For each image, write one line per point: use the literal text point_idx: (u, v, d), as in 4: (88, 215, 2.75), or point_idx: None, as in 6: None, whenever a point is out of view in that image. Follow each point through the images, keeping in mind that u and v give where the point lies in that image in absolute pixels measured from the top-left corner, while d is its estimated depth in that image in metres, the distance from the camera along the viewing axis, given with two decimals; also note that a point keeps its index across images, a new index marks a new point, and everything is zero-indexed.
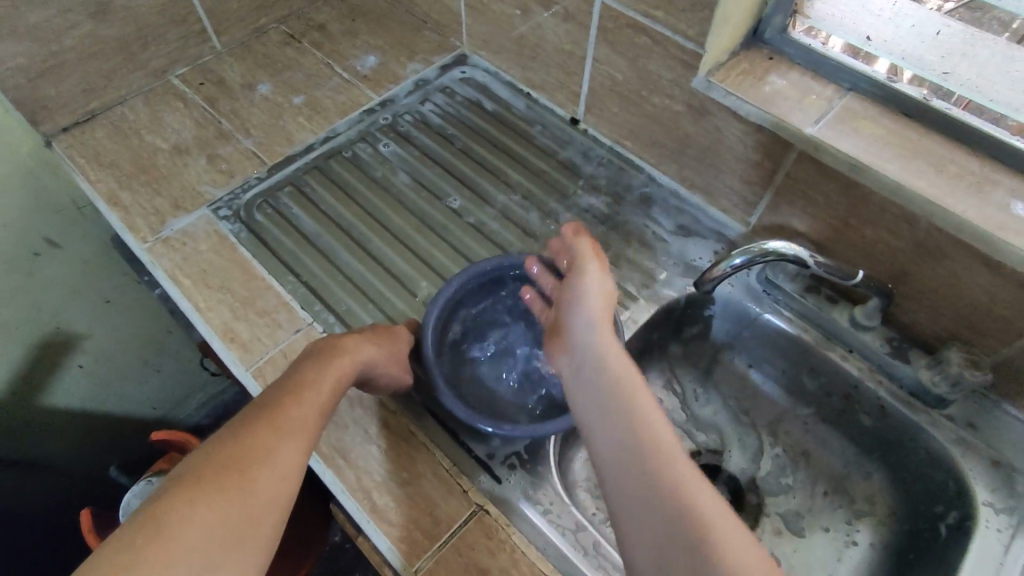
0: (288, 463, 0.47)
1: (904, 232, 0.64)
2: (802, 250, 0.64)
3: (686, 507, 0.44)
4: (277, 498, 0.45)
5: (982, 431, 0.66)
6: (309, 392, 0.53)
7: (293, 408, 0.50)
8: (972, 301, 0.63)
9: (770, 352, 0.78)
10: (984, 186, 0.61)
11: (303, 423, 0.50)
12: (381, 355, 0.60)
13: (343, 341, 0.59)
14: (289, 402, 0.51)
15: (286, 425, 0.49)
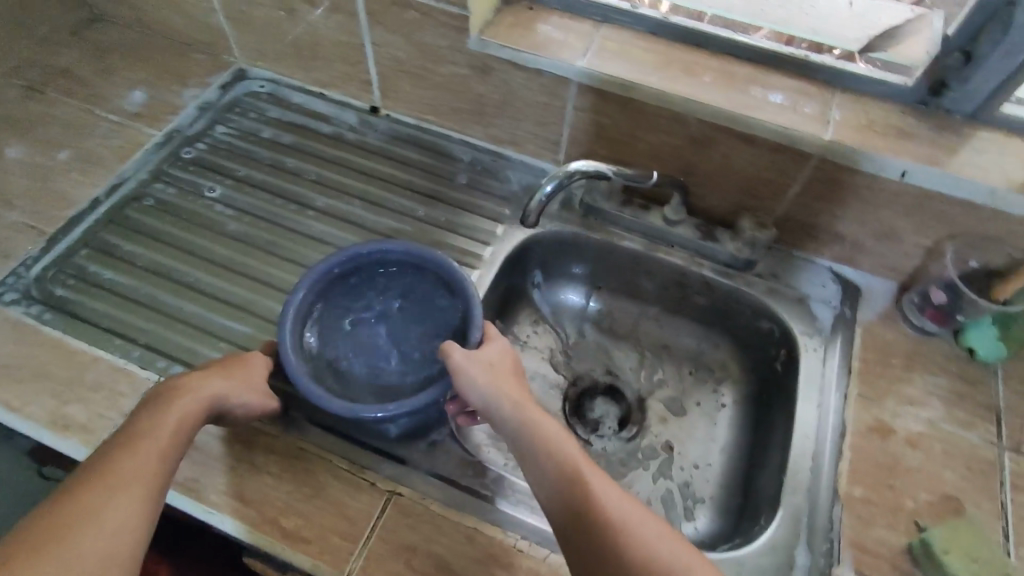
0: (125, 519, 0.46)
1: (678, 132, 0.74)
2: (605, 165, 0.71)
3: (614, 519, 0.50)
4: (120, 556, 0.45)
5: (784, 278, 0.79)
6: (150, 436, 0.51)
7: (129, 460, 0.49)
8: (744, 174, 0.75)
9: (611, 268, 0.86)
10: (724, 78, 0.72)
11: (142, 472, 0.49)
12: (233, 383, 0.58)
13: (185, 381, 0.57)
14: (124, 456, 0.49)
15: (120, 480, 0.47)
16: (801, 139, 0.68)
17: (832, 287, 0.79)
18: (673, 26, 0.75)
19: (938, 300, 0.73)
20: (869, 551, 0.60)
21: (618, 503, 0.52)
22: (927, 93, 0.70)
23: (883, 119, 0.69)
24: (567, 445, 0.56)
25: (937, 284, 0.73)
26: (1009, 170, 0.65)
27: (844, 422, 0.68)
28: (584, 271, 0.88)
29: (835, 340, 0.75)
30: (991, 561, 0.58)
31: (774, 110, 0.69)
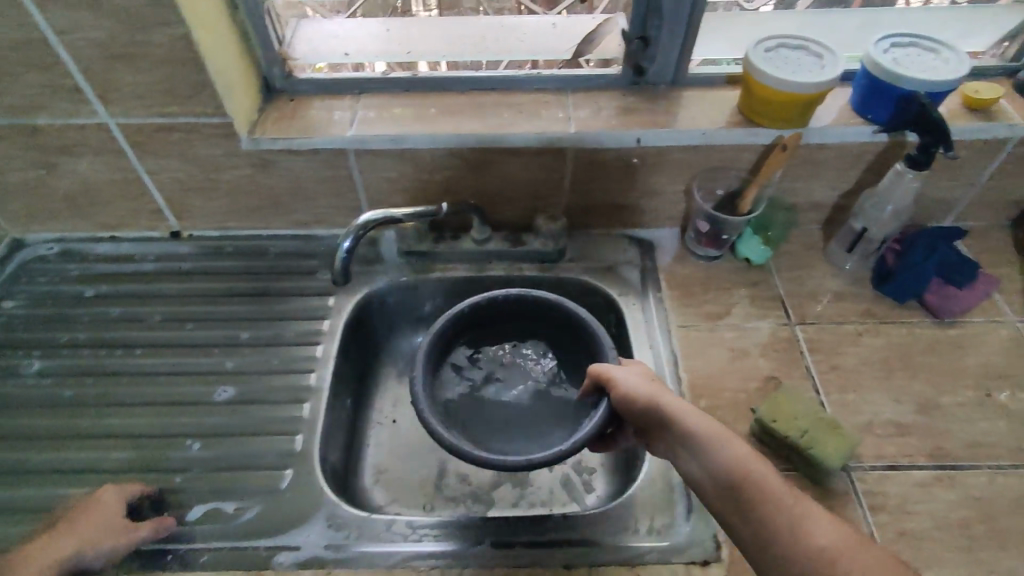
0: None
1: (455, 165, 0.84)
2: (390, 210, 0.78)
3: (810, 546, 0.45)
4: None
5: (591, 255, 0.90)
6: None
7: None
8: (522, 181, 0.85)
9: (448, 300, 0.92)
10: (475, 110, 0.84)
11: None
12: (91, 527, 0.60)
13: (33, 547, 0.58)
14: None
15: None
16: (553, 136, 0.80)
17: (631, 251, 0.91)
18: (418, 79, 0.86)
19: (704, 230, 0.86)
20: None
21: (808, 521, 0.46)
22: (634, 75, 0.85)
23: (608, 104, 0.84)
24: (755, 488, 0.49)
25: (698, 219, 0.86)
26: (707, 115, 0.82)
27: (673, 352, 0.79)
28: (427, 311, 0.93)
29: (645, 290, 0.86)
30: (810, 415, 0.69)
31: (522, 122, 0.81)
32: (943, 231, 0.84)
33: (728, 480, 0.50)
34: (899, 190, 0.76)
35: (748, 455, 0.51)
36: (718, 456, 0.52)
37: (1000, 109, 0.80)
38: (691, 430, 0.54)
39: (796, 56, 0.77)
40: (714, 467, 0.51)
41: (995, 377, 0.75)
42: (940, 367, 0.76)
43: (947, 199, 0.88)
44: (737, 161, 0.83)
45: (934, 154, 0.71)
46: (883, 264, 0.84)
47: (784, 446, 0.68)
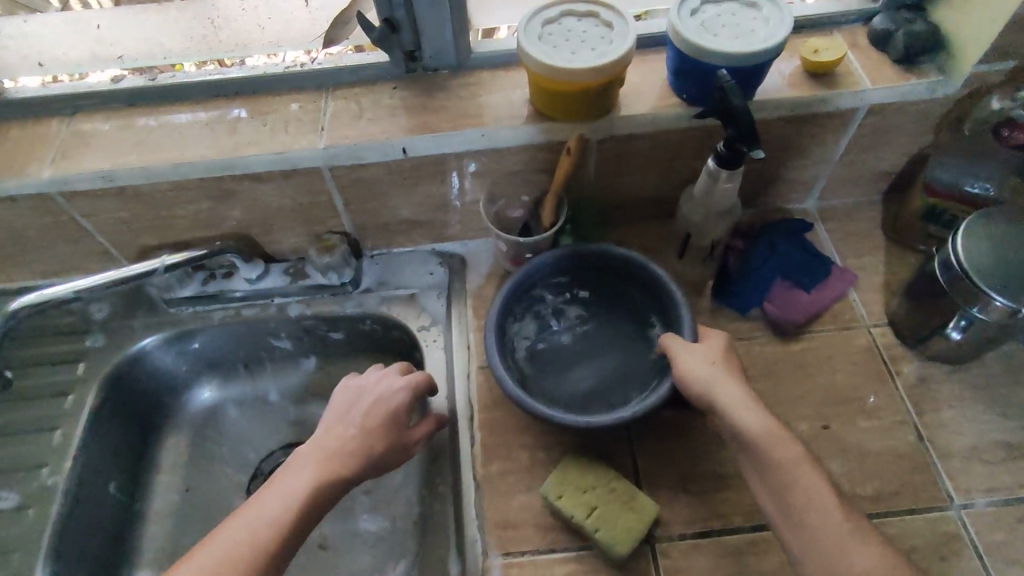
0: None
1: (195, 197, 0.68)
2: (50, 291, 0.59)
3: (807, 508, 0.50)
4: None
5: (390, 281, 0.77)
6: (200, 559, 0.50)
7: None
8: (286, 208, 0.71)
9: (236, 346, 0.79)
10: (210, 126, 0.67)
11: (259, 561, 0.50)
12: (241, 510, 0.54)
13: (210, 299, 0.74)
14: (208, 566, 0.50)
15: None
16: (299, 157, 0.65)
17: (437, 273, 0.77)
18: (152, 87, 0.69)
19: (506, 250, 0.71)
20: (514, 525, 0.59)
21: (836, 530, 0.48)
22: (406, 62, 0.69)
23: (374, 103, 0.68)
24: (778, 454, 0.52)
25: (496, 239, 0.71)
26: (492, 109, 0.66)
27: (470, 403, 0.67)
28: (213, 360, 0.80)
29: (449, 323, 0.73)
30: (603, 487, 0.57)
31: (263, 139, 0.66)
32: (781, 226, 0.73)
33: (763, 439, 0.52)
34: (717, 195, 0.63)
35: (783, 456, 0.52)
36: (745, 418, 0.54)
37: (846, 70, 0.65)
38: (723, 390, 0.55)
39: (581, 28, 0.61)
40: (749, 421, 0.53)
41: (838, 403, 0.64)
42: (777, 395, 0.65)
43: (802, 178, 0.74)
44: (531, 164, 0.69)
45: (742, 152, 0.57)
46: (724, 268, 0.71)
47: (571, 524, 0.57)
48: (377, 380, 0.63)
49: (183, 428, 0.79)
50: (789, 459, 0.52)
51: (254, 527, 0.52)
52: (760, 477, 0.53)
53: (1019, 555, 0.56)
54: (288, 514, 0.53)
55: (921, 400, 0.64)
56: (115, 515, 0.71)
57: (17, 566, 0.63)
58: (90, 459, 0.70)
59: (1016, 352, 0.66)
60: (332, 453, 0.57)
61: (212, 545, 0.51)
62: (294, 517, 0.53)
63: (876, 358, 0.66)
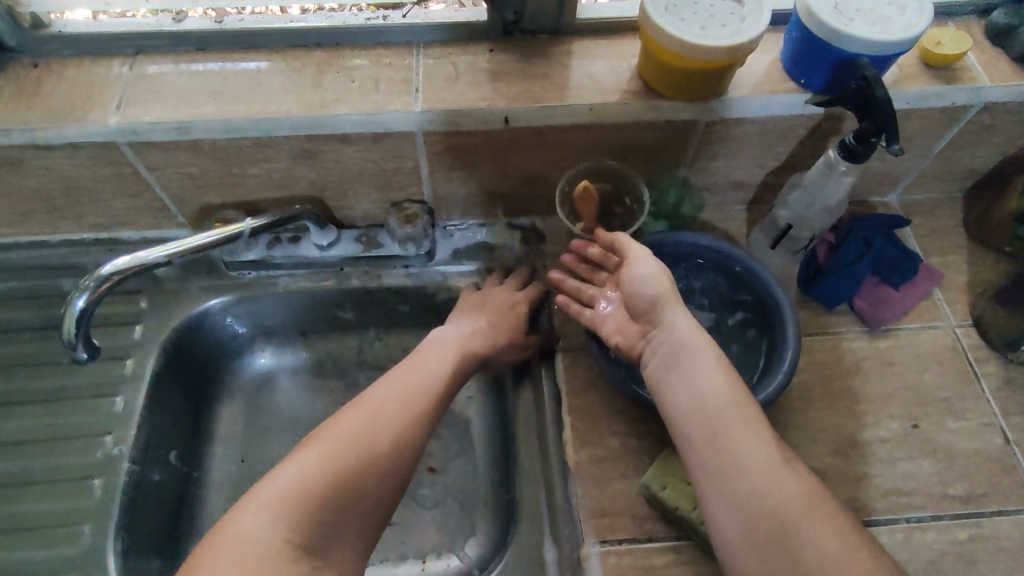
0: (405, 459, 0.54)
1: (273, 156, 0.63)
2: (145, 253, 0.54)
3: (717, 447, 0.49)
4: (354, 551, 0.49)
5: (465, 256, 0.74)
6: (373, 400, 0.56)
7: (355, 419, 0.54)
8: (367, 172, 0.67)
9: (297, 314, 0.76)
10: (293, 79, 0.62)
11: (423, 402, 0.57)
12: (397, 370, 0.60)
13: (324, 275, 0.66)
14: (381, 402, 0.55)
15: (394, 423, 0.54)
16: (393, 119, 0.61)
17: (515, 248, 0.74)
18: (221, 30, 0.63)
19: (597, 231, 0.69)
20: (611, 512, 0.58)
21: (828, 559, 0.43)
22: (506, 23, 0.64)
23: (471, 67, 0.63)
24: (749, 483, 0.46)
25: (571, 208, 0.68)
26: (599, 80, 0.63)
27: (557, 386, 0.65)
28: (272, 327, 0.76)
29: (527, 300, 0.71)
30: None
31: (353, 98, 0.61)
32: (874, 220, 0.72)
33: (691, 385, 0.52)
34: (831, 186, 0.61)
35: (754, 486, 0.46)
36: (730, 432, 0.49)
37: (964, 66, 0.63)
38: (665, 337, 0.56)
39: (708, 1, 0.57)
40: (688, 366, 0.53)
41: (926, 402, 0.64)
42: (867, 392, 0.65)
43: (892, 172, 0.73)
44: (633, 143, 0.65)
45: (874, 145, 0.55)
46: (813, 259, 0.70)
47: (672, 515, 0.56)
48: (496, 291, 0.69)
49: (239, 397, 0.76)
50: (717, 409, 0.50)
51: (415, 380, 0.58)
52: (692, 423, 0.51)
53: None
54: (442, 373, 0.60)
55: (1007, 403, 0.64)
56: (174, 485, 0.68)
57: (84, 540, 0.60)
58: (152, 428, 0.66)
59: None
60: (471, 338, 0.64)
61: (377, 390, 0.57)
62: (447, 377, 0.60)
63: (961, 358, 0.67)
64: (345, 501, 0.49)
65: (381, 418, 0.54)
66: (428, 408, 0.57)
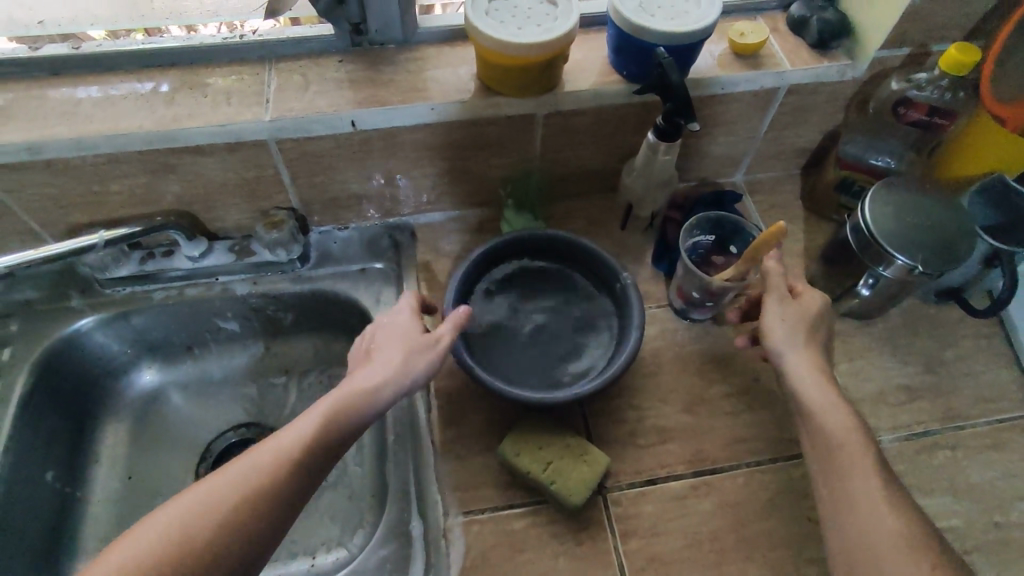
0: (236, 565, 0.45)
1: (131, 170, 0.65)
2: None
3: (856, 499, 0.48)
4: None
5: (341, 258, 0.77)
6: (222, 472, 0.49)
7: (171, 529, 0.45)
8: (230, 182, 0.69)
9: (177, 327, 0.77)
10: (146, 96, 0.65)
11: (274, 475, 0.48)
12: (251, 451, 0.51)
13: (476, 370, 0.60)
14: (206, 502, 0.46)
15: (217, 534, 0.45)
16: (243, 129, 0.64)
17: (388, 248, 0.78)
18: (75, 54, 0.65)
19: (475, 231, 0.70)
20: (473, 484, 0.61)
21: None
22: (352, 35, 0.68)
23: (321, 76, 0.67)
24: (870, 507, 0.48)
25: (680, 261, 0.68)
26: (439, 83, 0.67)
27: None
28: (154, 343, 0.78)
29: (399, 290, 0.75)
30: (558, 443, 0.60)
31: (204, 110, 0.64)
32: (709, 196, 0.76)
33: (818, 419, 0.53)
34: (656, 166, 0.67)
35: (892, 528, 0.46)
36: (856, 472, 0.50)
37: (770, 52, 0.70)
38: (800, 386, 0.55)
39: (527, 4, 0.63)
40: (818, 406, 0.53)
41: (766, 357, 0.70)
42: (713, 353, 0.70)
43: (731, 153, 0.80)
44: (480, 138, 0.70)
45: (681, 123, 0.61)
46: (663, 239, 0.75)
47: (527, 480, 0.60)
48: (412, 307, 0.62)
49: (126, 415, 0.77)
50: (847, 454, 0.50)
51: (266, 462, 0.49)
52: (822, 467, 0.52)
53: (918, 482, 0.63)
54: (295, 452, 0.50)
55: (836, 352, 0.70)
56: (51, 506, 0.68)
57: None
58: (21, 452, 0.66)
59: (917, 306, 0.73)
60: (346, 401, 0.53)
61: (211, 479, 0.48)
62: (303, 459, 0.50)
63: None
64: None
65: (220, 498, 0.47)
66: (284, 478, 0.49)
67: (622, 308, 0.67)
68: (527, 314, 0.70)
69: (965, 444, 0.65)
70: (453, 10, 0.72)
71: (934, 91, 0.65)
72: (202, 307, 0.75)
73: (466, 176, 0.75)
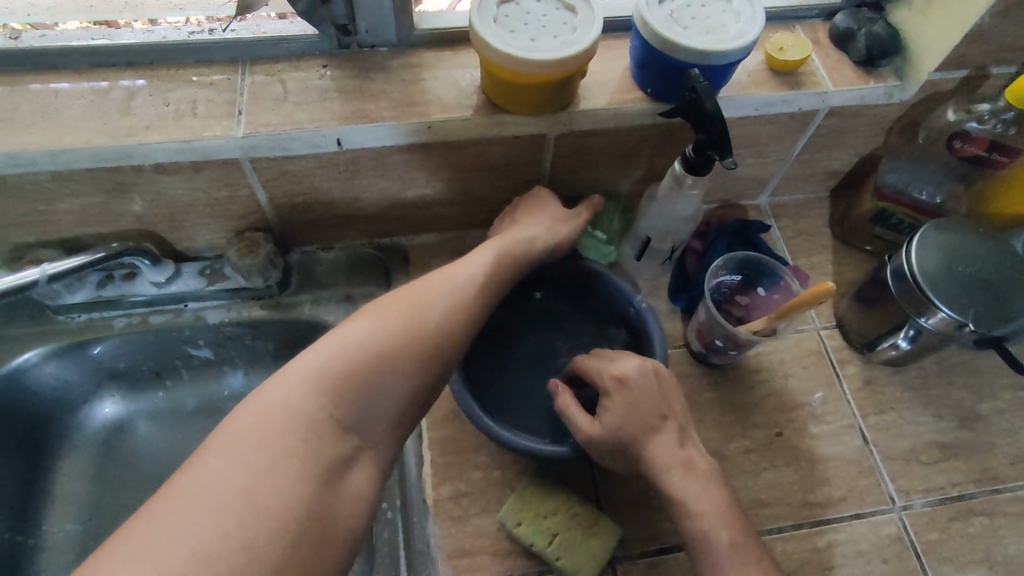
0: (449, 360, 0.48)
1: (82, 188, 0.57)
2: None
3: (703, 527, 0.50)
4: (394, 440, 0.45)
5: (325, 283, 0.69)
6: (368, 317, 0.46)
7: (386, 316, 0.46)
8: (198, 201, 0.61)
9: (142, 354, 0.69)
10: (98, 102, 0.56)
11: (475, 288, 0.52)
12: (392, 299, 0.48)
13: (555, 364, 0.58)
14: (376, 337, 0.44)
15: (368, 395, 0.43)
16: (212, 147, 0.55)
17: (380, 272, 0.70)
18: (11, 49, 0.56)
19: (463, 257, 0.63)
20: (470, 551, 0.56)
21: None
22: (338, 37, 0.59)
23: (303, 84, 0.59)
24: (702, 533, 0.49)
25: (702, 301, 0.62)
26: (438, 95, 0.59)
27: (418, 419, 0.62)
28: (116, 371, 0.70)
29: None
30: (564, 513, 0.54)
31: (166, 122, 0.55)
32: (732, 225, 0.71)
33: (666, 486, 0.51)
34: (680, 199, 0.59)
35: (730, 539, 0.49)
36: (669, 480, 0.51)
37: (810, 70, 0.62)
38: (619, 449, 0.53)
39: (540, 11, 0.54)
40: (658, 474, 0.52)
41: (790, 408, 0.64)
42: (732, 402, 0.64)
43: (758, 176, 0.73)
44: (484, 158, 0.62)
45: (712, 157, 0.54)
46: (682, 270, 0.70)
47: (530, 551, 0.54)
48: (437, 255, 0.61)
49: (83, 451, 0.69)
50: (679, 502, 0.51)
51: (465, 275, 0.52)
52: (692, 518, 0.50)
53: (952, 554, 0.58)
54: (445, 313, 0.49)
55: (865, 404, 0.65)
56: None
57: None
58: None
59: (953, 353, 0.68)
60: (510, 240, 0.57)
61: (344, 331, 0.45)
62: (457, 321, 0.49)
63: (824, 360, 0.67)
64: (379, 388, 0.43)
65: (418, 312, 0.47)
66: (481, 293, 0.52)
67: (642, 347, 0.60)
68: (535, 358, 0.64)
69: (1002, 510, 0.60)
70: (458, 6, 0.63)
71: (997, 124, 0.59)
72: (169, 335, 0.68)
73: (467, 198, 0.67)
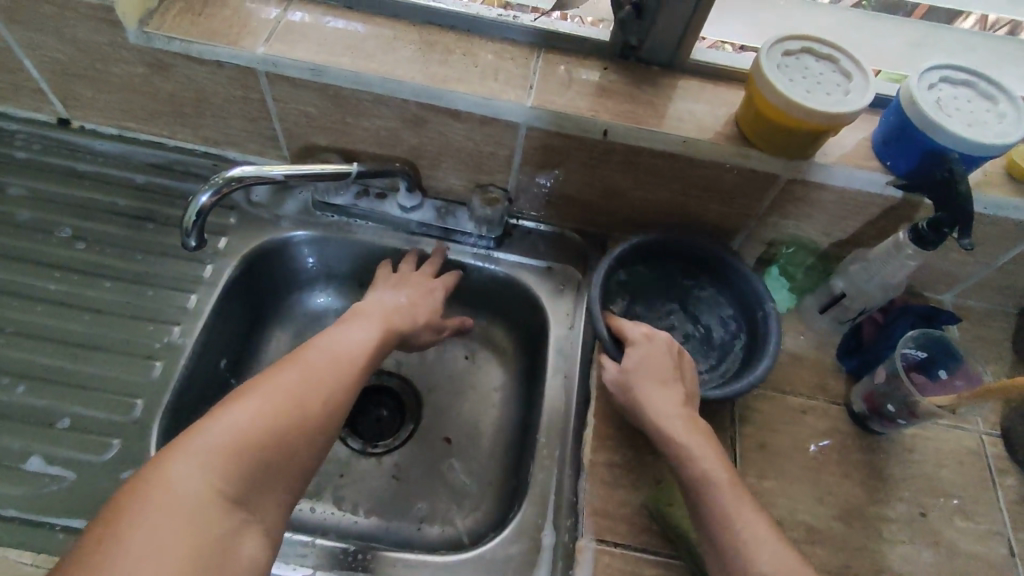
0: (345, 411, 0.55)
1: (387, 114, 0.69)
2: (268, 167, 0.60)
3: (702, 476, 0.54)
4: (279, 512, 0.49)
5: (531, 251, 0.79)
6: (249, 396, 0.50)
7: (278, 387, 0.52)
8: (465, 150, 0.71)
9: (361, 263, 0.81)
10: (423, 50, 0.68)
11: (365, 357, 0.59)
12: (263, 381, 0.52)
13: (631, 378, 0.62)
14: (286, 386, 0.52)
15: (269, 459, 0.48)
16: (503, 108, 0.66)
17: (579, 255, 0.79)
18: None
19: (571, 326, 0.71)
20: (611, 516, 0.60)
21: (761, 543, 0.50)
22: (624, 47, 0.69)
23: (585, 78, 0.68)
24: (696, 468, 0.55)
25: (884, 367, 0.66)
26: (697, 117, 0.66)
27: (589, 389, 0.69)
28: (336, 272, 0.82)
29: (580, 296, 0.77)
30: None
31: (472, 79, 0.66)
32: (921, 309, 0.71)
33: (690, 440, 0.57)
34: (893, 265, 0.65)
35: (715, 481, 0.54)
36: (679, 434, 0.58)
37: None
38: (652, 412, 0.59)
39: (819, 70, 0.61)
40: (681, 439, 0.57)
41: (938, 495, 0.65)
42: (881, 470, 0.66)
43: (954, 272, 0.75)
44: (714, 181, 0.69)
45: (946, 234, 0.59)
46: (857, 334, 0.72)
47: (671, 532, 0.58)
48: (414, 276, 0.74)
49: (290, 328, 0.81)
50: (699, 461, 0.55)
51: (347, 357, 0.58)
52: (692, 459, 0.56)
53: None
54: (361, 352, 0.59)
55: (1018, 518, 0.65)
56: (217, 387, 0.72)
57: (134, 411, 0.63)
58: (212, 332, 0.71)
59: None
60: (391, 312, 0.67)
61: (236, 411, 0.49)
62: (365, 350, 0.60)
63: (982, 463, 0.68)
64: (278, 457, 0.49)
65: (314, 376, 0.54)
66: (365, 364, 0.59)
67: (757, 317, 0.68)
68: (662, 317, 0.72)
69: None
70: (711, 47, 0.72)
71: None
72: (392, 254, 0.79)
73: (681, 212, 0.74)
